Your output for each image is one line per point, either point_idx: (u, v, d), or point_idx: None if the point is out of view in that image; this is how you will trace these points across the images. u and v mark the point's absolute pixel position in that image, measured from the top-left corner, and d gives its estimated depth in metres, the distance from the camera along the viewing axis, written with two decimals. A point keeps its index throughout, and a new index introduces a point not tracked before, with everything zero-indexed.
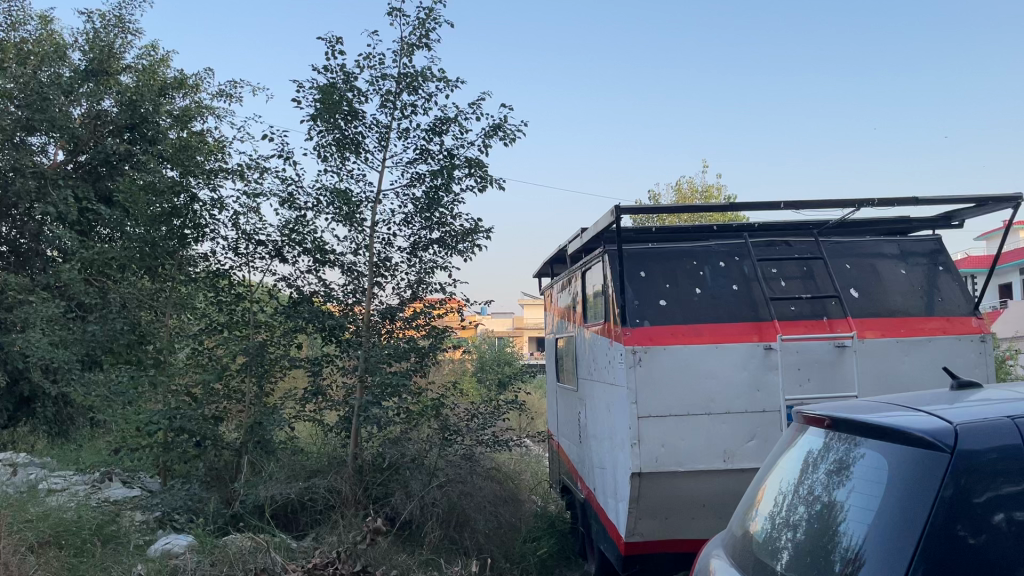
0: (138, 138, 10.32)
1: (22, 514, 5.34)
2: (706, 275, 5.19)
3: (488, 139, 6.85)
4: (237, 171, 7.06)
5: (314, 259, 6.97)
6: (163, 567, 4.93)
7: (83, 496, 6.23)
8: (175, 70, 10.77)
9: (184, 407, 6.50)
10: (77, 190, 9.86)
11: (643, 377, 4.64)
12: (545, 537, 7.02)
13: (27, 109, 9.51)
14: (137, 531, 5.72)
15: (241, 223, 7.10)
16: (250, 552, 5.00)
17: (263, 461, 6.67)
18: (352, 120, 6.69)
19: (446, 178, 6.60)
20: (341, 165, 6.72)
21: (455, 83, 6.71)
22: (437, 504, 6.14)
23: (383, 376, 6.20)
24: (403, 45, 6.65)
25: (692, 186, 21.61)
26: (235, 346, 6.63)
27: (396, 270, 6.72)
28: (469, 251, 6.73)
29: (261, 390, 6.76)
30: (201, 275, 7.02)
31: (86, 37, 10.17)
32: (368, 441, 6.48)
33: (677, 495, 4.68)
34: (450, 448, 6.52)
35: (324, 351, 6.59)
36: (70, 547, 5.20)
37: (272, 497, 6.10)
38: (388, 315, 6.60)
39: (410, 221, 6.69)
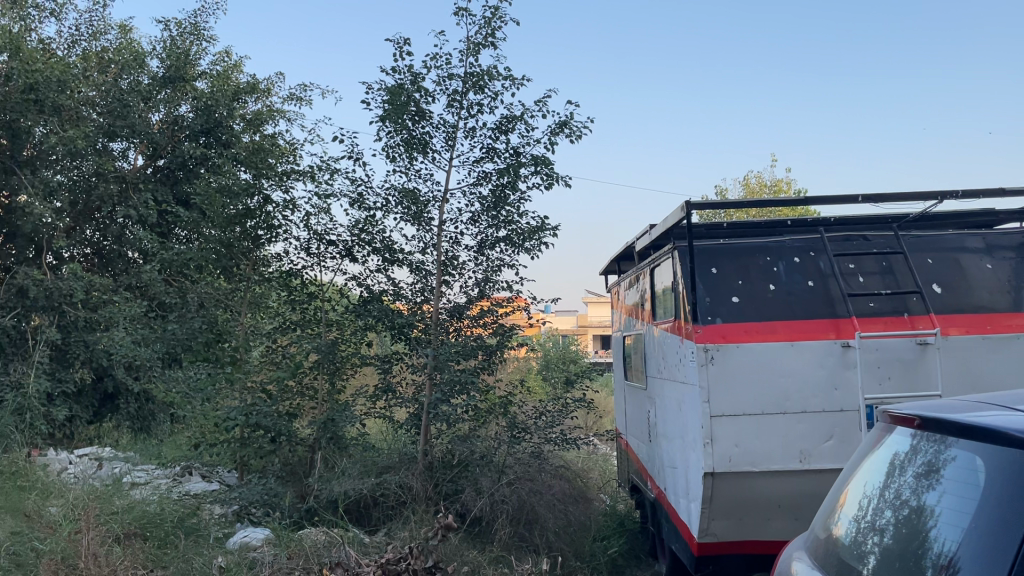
0: (213, 142, 10.57)
1: (108, 507, 5.54)
2: (780, 271, 5.06)
3: (554, 137, 6.85)
4: (309, 172, 7.20)
5: (383, 258, 7.06)
6: (242, 559, 5.04)
7: (163, 490, 6.44)
8: (247, 75, 11.02)
9: (260, 404, 6.67)
10: (156, 194, 10.21)
11: (716, 376, 4.56)
12: (614, 537, 6.98)
13: (108, 116, 9.93)
14: (216, 524, 5.89)
15: (313, 223, 7.25)
16: (325, 546, 5.12)
17: (336, 456, 6.73)
18: (420, 120, 6.75)
19: (513, 176, 6.61)
20: (409, 165, 6.79)
21: (521, 81, 6.72)
22: (507, 501, 6.13)
23: (452, 374, 6.28)
24: (469, 45, 6.68)
25: (760, 181, 21.23)
26: (308, 343, 6.70)
27: (463, 268, 6.75)
28: (536, 249, 6.73)
29: (333, 387, 6.89)
30: (274, 275, 7.19)
31: (164, 44, 10.40)
32: (438, 437, 6.57)
33: (751, 495, 4.59)
34: (518, 445, 6.54)
35: (394, 348, 6.70)
36: (154, 539, 5.37)
37: (346, 492, 6.25)
38: (456, 313, 6.66)
39: (477, 220, 6.73)
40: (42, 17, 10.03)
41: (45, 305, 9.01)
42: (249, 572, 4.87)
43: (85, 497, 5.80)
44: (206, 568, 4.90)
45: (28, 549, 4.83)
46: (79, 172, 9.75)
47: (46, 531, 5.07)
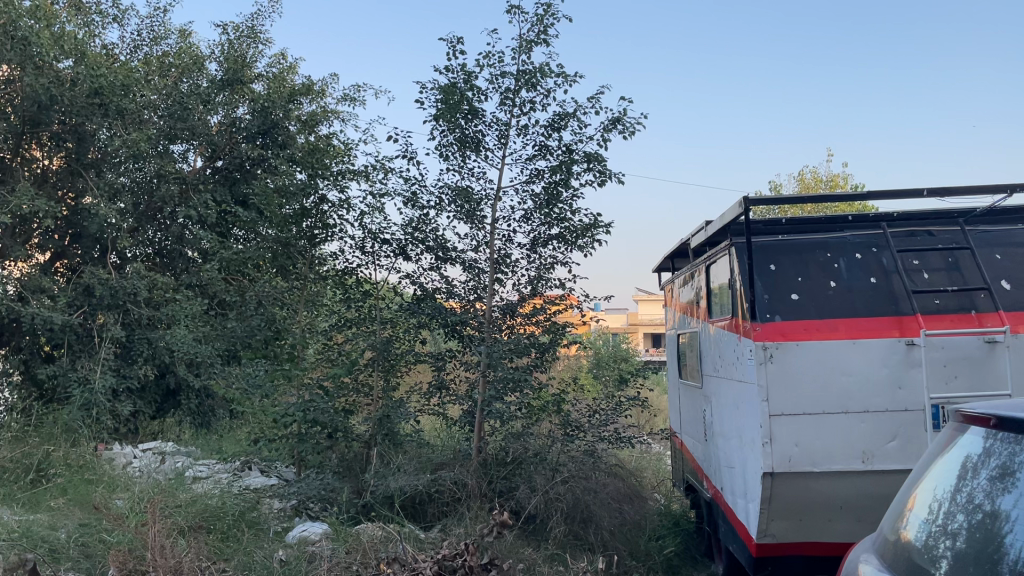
0: (269, 143, 10.72)
1: (172, 499, 5.68)
2: (841, 267, 4.95)
3: (607, 133, 6.81)
4: (363, 172, 7.29)
5: (436, 256, 7.11)
6: (301, 553, 5.13)
7: (225, 484, 6.59)
8: (302, 77, 11.20)
9: (317, 399, 6.78)
10: (215, 195, 10.46)
11: (775, 374, 4.48)
12: (669, 537, 6.92)
13: (169, 118, 10.10)
14: (275, 518, 6.03)
15: (367, 222, 7.33)
16: (382, 541, 5.18)
17: (392, 453, 6.78)
18: (473, 119, 6.77)
19: (566, 173, 6.59)
20: (462, 163, 6.82)
21: (573, 78, 6.69)
22: (561, 499, 6.12)
23: (505, 371, 6.30)
24: (522, 42, 6.68)
25: (815, 176, 20.84)
26: (364, 340, 6.84)
27: (516, 266, 6.76)
28: (589, 246, 6.70)
29: (388, 384, 6.93)
30: (329, 274, 7.22)
31: (221, 48, 10.61)
32: (492, 434, 6.59)
33: (812, 496, 4.51)
34: (572, 444, 6.53)
35: (448, 345, 6.74)
36: (218, 531, 5.50)
37: (402, 488, 6.32)
38: (508, 311, 6.67)
39: (530, 218, 6.72)
40: (105, 23, 10.31)
41: (110, 304, 9.20)
42: (308, 566, 4.93)
43: (149, 491, 5.97)
44: (267, 562, 4.99)
45: (97, 540, 4.98)
46: (142, 173, 10.00)
47: (114, 523, 5.21)
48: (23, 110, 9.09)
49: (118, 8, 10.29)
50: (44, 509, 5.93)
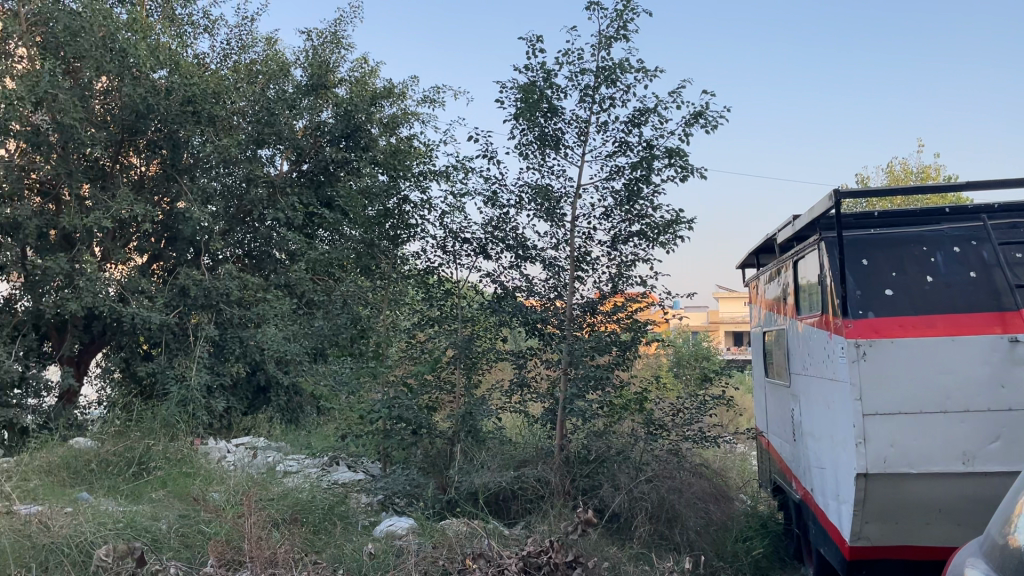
0: (353, 146, 10.96)
1: (266, 493, 5.88)
2: (938, 261, 4.77)
3: (689, 128, 6.72)
4: (444, 172, 7.39)
5: (516, 255, 7.15)
6: (390, 547, 5.22)
7: (314, 478, 6.77)
8: (384, 81, 11.38)
9: (402, 396, 6.91)
10: (302, 198, 10.80)
11: (869, 372, 4.34)
12: (757, 539, 6.80)
13: (257, 124, 10.44)
14: (363, 512, 6.19)
15: (448, 222, 7.41)
16: (468, 537, 5.25)
17: (475, 450, 6.82)
18: (552, 117, 6.77)
19: (647, 169, 6.53)
20: (542, 162, 6.84)
21: (653, 73, 6.62)
22: (646, 498, 6.09)
23: (586, 369, 6.34)
24: (601, 39, 6.65)
25: (906, 167, 20.10)
26: (446, 339, 6.90)
27: (596, 264, 6.73)
28: (671, 242, 6.63)
29: (470, 381, 6.96)
30: (410, 273, 7.27)
31: (306, 54, 10.87)
32: (575, 433, 6.58)
33: (909, 499, 4.35)
34: (655, 443, 6.45)
35: (529, 344, 6.74)
36: (311, 524, 5.66)
37: (486, 485, 6.35)
38: (589, 308, 6.63)
39: (610, 215, 6.68)
40: (196, 33, 10.70)
41: (204, 303, 9.66)
42: (396, 560, 5.01)
43: (243, 484, 6.18)
44: (356, 555, 5.09)
45: (196, 531, 5.19)
46: (232, 178, 10.31)
47: (211, 514, 5.42)
48: (122, 119, 9.52)
49: (209, 18, 10.68)
50: (147, 500, 6.21)
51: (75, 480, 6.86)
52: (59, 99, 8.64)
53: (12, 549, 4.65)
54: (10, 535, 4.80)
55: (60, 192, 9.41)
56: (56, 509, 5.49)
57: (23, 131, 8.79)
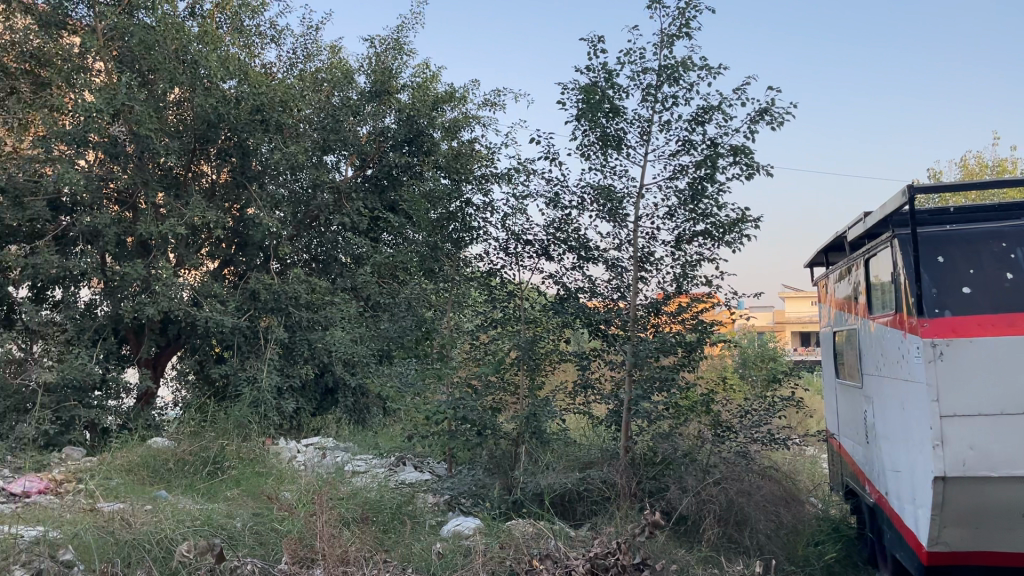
0: (415, 151, 11.18)
1: (336, 493, 6.00)
2: (1018, 258, 4.62)
3: (754, 125, 6.61)
4: (506, 175, 7.42)
5: (579, 256, 7.14)
6: (457, 547, 5.26)
7: (382, 478, 6.88)
8: (445, 85, 11.49)
9: (466, 397, 6.91)
10: (367, 203, 11.06)
11: (946, 372, 4.21)
12: (829, 543, 6.68)
13: (322, 131, 10.67)
14: (430, 512, 6.25)
15: (510, 224, 7.44)
16: (533, 539, 5.26)
17: (539, 451, 6.88)
18: (615, 117, 6.74)
19: (711, 167, 6.44)
20: (604, 162, 6.81)
21: (717, 70, 6.53)
22: (714, 501, 6.03)
23: (652, 370, 6.29)
24: (663, 37, 6.60)
25: (980, 162, 19.43)
26: (508, 340, 6.92)
27: (660, 264, 6.68)
28: (736, 242, 6.53)
29: (533, 383, 6.98)
30: (473, 275, 7.32)
31: (369, 61, 11.04)
32: (640, 435, 6.46)
33: (989, 503, 4.21)
34: (723, 444, 6.40)
35: (592, 346, 6.73)
36: (380, 523, 5.74)
37: (551, 486, 6.43)
38: (653, 309, 6.57)
39: (674, 214, 6.62)
40: (264, 43, 10.96)
41: (274, 307, 9.91)
42: (464, 560, 5.05)
43: (313, 483, 6.32)
44: (425, 554, 5.16)
45: (269, 529, 5.32)
46: (298, 184, 10.57)
47: (284, 512, 5.55)
48: (194, 128, 9.82)
49: (276, 29, 10.94)
50: (221, 499, 6.38)
51: (154, 478, 7.10)
52: (136, 110, 8.95)
53: (97, 545, 4.84)
54: (95, 532, 4.98)
55: (137, 200, 9.74)
56: (137, 507, 5.68)
57: (101, 142, 9.12)
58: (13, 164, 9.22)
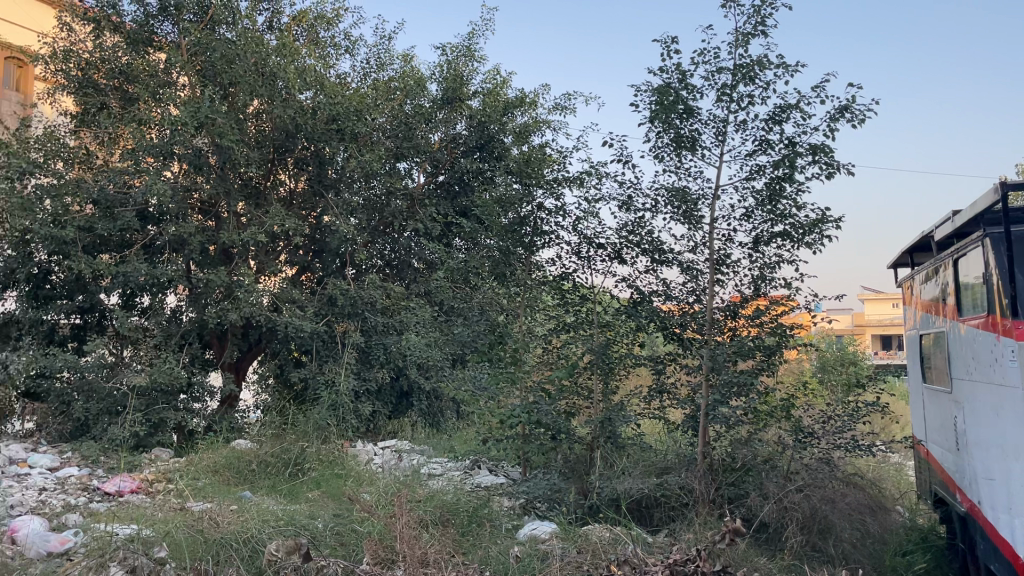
0: (486, 156, 11.35)
1: (414, 495, 6.07)
2: None
3: (834, 123, 6.45)
4: (578, 178, 7.41)
5: (652, 259, 7.06)
6: (535, 550, 5.26)
7: (458, 481, 6.94)
8: (516, 90, 11.53)
9: (540, 402, 6.90)
10: (439, 208, 11.22)
11: None
12: (917, 553, 6.47)
13: (396, 139, 10.93)
14: (506, 516, 6.27)
15: (582, 228, 7.42)
16: (611, 544, 5.23)
17: (615, 456, 6.81)
18: (689, 118, 6.66)
19: (789, 167, 6.31)
20: (678, 164, 6.73)
21: (795, 68, 6.40)
22: (798, 508, 5.91)
23: (729, 375, 6.12)
24: (738, 36, 6.49)
25: None
26: (582, 344, 6.91)
27: (737, 267, 6.56)
28: (817, 243, 6.37)
29: (607, 387, 6.92)
30: (546, 280, 7.33)
31: (440, 68, 11.14)
32: (718, 440, 6.38)
33: None
34: (805, 451, 6.23)
35: (667, 349, 6.68)
36: (458, 525, 5.80)
37: (628, 492, 6.33)
38: (729, 312, 6.47)
39: (751, 215, 6.50)
40: (339, 54, 11.17)
41: (350, 312, 10.12)
42: (541, 564, 5.06)
43: (391, 486, 6.42)
44: (503, 558, 5.18)
45: (349, 530, 5.42)
46: (373, 191, 10.78)
47: (364, 514, 5.65)
48: (273, 139, 10.09)
49: (350, 39, 11.15)
50: (303, 500, 6.53)
51: (238, 479, 7.32)
52: (218, 122, 9.24)
53: (187, 544, 4.99)
54: (185, 530, 5.15)
55: (219, 209, 10.11)
56: (224, 507, 5.86)
57: (186, 154, 9.44)
58: (104, 177, 9.63)
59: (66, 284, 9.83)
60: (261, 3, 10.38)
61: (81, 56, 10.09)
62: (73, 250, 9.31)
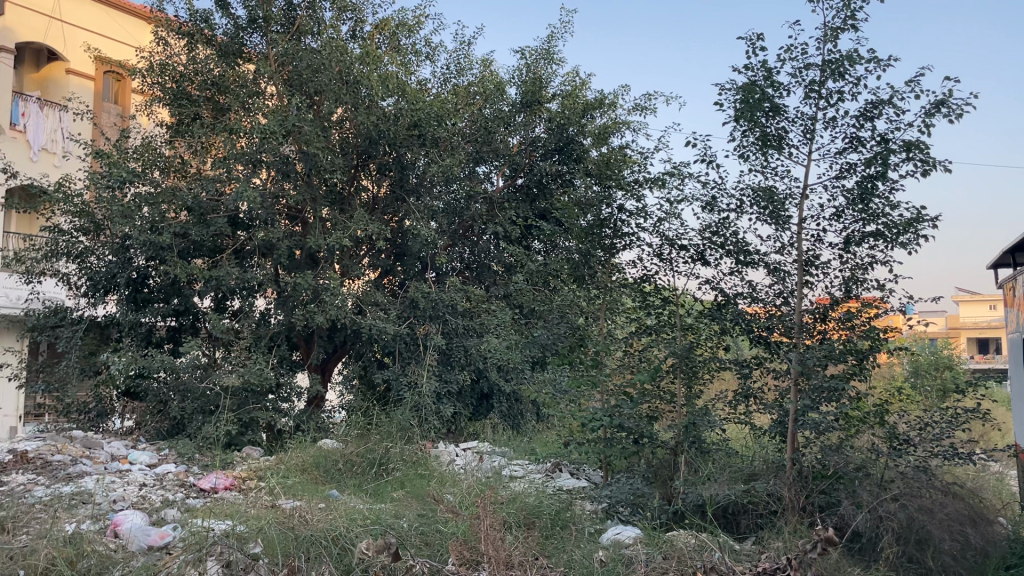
0: (565, 159, 11.34)
1: (497, 498, 6.11)
2: None
3: (930, 118, 6.21)
4: (659, 179, 7.32)
5: (737, 260, 6.91)
6: (620, 555, 5.23)
7: (540, 484, 6.96)
8: (595, 91, 11.49)
9: (622, 405, 6.82)
10: (519, 212, 11.28)
11: None
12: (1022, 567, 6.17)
13: (476, 143, 11.02)
14: (588, 520, 6.25)
15: (664, 229, 7.33)
16: (697, 550, 5.15)
17: (700, 461, 6.65)
18: (775, 116, 6.50)
19: (882, 165, 6.09)
20: (764, 163, 6.58)
21: (888, 62, 6.18)
22: (894, 517, 5.70)
23: (820, 380, 5.95)
24: (827, 31, 6.31)
25: None
26: (664, 347, 6.81)
27: (826, 268, 6.38)
28: (912, 243, 6.13)
29: (691, 391, 6.85)
30: (627, 282, 7.28)
31: (520, 72, 11.18)
32: (807, 446, 6.20)
33: None
34: (901, 458, 5.99)
35: (753, 353, 6.52)
36: (542, 529, 5.81)
37: (715, 498, 6.19)
38: (819, 315, 6.30)
39: (841, 215, 6.31)
40: (420, 60, 11.32)
41: (432, 315, 10.28)
42: (626, 568, 5.03)
43: (474, 487, 6.49)
44: (587, 561, 5.16)
45: (434, 530, 5.49)
46: (454, 195, 10.91)
47: (448, 514, 5.72)
48: (357, 146, 10.31)
49: (430, 45, 11.29)
50: (389, 499, 6.65)
51: (326, 477, 7.50)
52: (305, 130, 9.50)
53: (280, 540, 5.14)
54: (278, 527, 5.29)
55: (306, 215, 10.40)
56: (313, 505, 6.02)
57: (274, 161, 9.75)
58: (198, 184, 10.02)
59: (162, 288, 10.25)
60: (344, 13, 10.61)
61: (176, 69, 10.52)
62: (170, 255, 9.71)
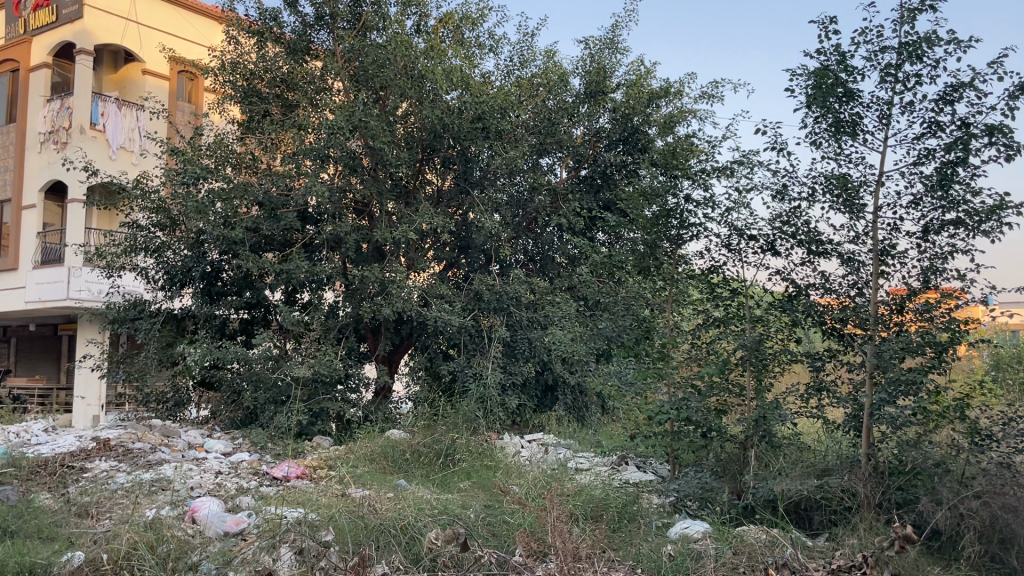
0: (629, 149, 11.25)
1: (565, 490, 6.11)
2: None
3: (1014, 100, 5.94)
4: (728, 167, 7.18)
5: (809, 250, 6.75)
6: (689, 550, 5.17)
7: (606, 477, 6.93)
8: (660, 80, 11.34)
9: (691, 398, 6.74)
10: (583, 203, 11.24)
11: None
12: None
13: (540, 135, 10.99)
14: (656, 514, 6.19)
15: (732, 219, 7.20)
16: (768, 546, 5.06)
17: (771, 456, 6.46)
18: (849, 101, 6.30)
19: (963, 150, 5.86)
20: (838, 150, 6.39)
21: (969, 43, 5.93)
22: (975, 516, 5.45)
23: (897, 372, 5.81)
24: (903, 12, 6.10)
25: None
26: (733, 339, 6.68)
27: (903, 257, 6.17)
28: (995, 231, 5.88)
29: (760, 384, 6.64)
30: (694, 274, 7.18)
31: (583, 62, 11.09)
32: (883, 441, 6.03)
33: None
34: (982, 454, 5.81)
35: (826, 345, 6.44)
36: (610, 522, 5.79)
37: (786, 493, 6.05)
38: (895, 306, 6.12)
39: (919, 202, 6.10)
40: (484, 53, 11.35)
41: (497, 307, 10.36)
42: (695, 563, 4.95)
43: (541, 479, 6.50)
44: (655, 555, 5.12)
45: (501, 521, 5.52)
46: (518, 188, 10.94)
47: (515, 505, 5.74)
48: (422, 139, 10.38)
49: (493, 37, 11.31)
50: (456, 490, 6.70)
51: (394, 467, 7.62)
52: (371, 125, 9.63)
53: (351, 529, 5.22)
54: (349, 516, 5.39)
55: (372, 209, 10.57)
56: (382, 495, 6.10)
57: (342, 156, 9.91)
58: (268, 180, 10.24)
59: (235, 281, 10.56)
60: (409, 8, 10.70)
61: (247, 68, 10.83)
62: (241, 249, 9.94)
